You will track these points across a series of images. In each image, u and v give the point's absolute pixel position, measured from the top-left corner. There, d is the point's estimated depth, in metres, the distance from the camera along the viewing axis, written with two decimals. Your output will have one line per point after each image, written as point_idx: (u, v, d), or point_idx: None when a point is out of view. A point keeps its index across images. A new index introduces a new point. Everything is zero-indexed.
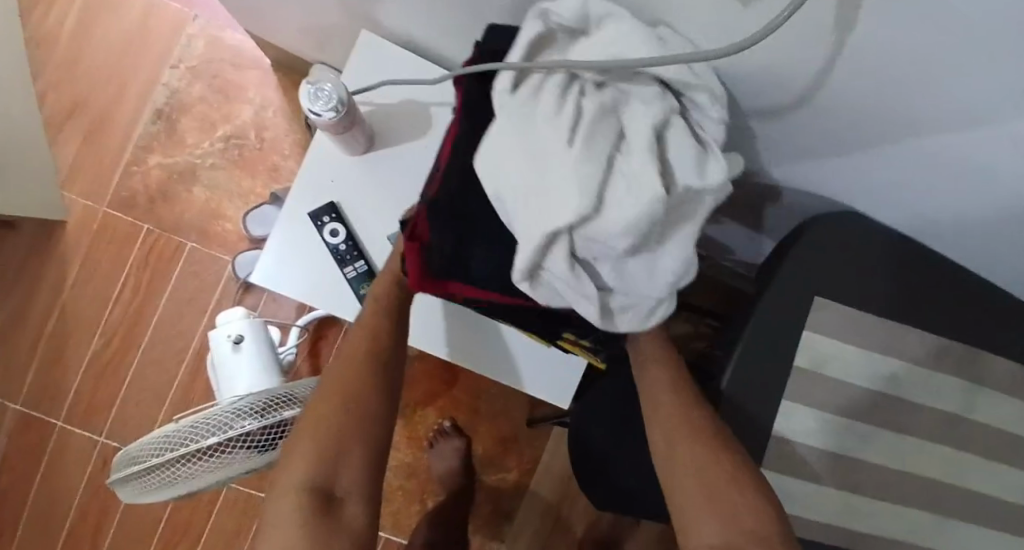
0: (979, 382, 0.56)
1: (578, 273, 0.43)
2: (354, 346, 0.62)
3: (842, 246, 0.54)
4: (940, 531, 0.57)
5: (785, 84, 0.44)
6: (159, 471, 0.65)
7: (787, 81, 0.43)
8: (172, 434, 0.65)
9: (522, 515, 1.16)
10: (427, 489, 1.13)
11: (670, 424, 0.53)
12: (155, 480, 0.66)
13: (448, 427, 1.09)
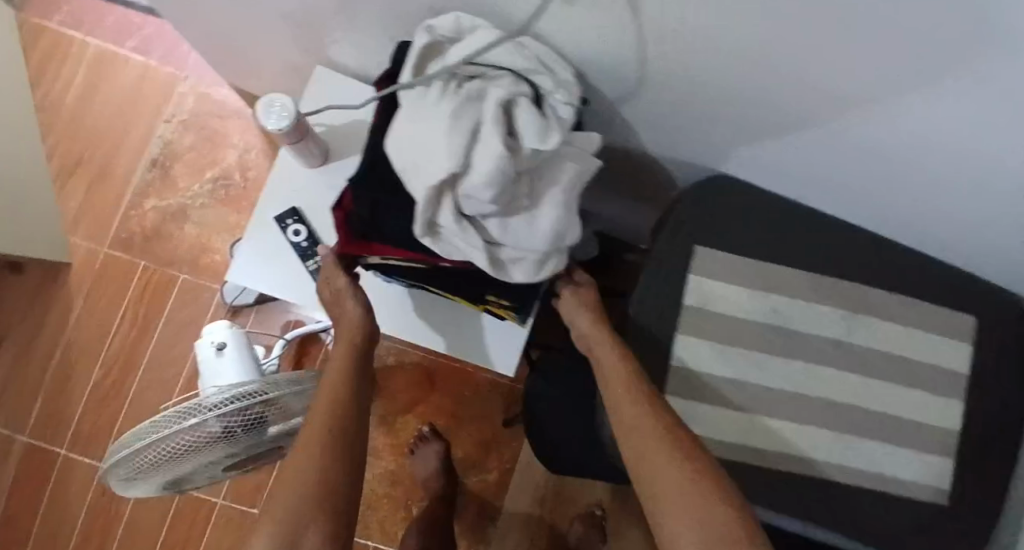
0: (855, 310, 0.64)
1: (465, 227, 0.50)
2: (334, 391, 0.62)
3: (712, 205, 0.66)
4: (842, 450, 0.63)
5: (631, 65, 0.53)
6: (145, 452, 0.72)
7: (631, 62, 0.52)
8: (160, 418, 0.71)
9: (505, 515, 1.20)
10: (411, 496, 1.18)
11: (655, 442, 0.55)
12: (142, 459, 0.73)
13: (427, 432, 1.15)
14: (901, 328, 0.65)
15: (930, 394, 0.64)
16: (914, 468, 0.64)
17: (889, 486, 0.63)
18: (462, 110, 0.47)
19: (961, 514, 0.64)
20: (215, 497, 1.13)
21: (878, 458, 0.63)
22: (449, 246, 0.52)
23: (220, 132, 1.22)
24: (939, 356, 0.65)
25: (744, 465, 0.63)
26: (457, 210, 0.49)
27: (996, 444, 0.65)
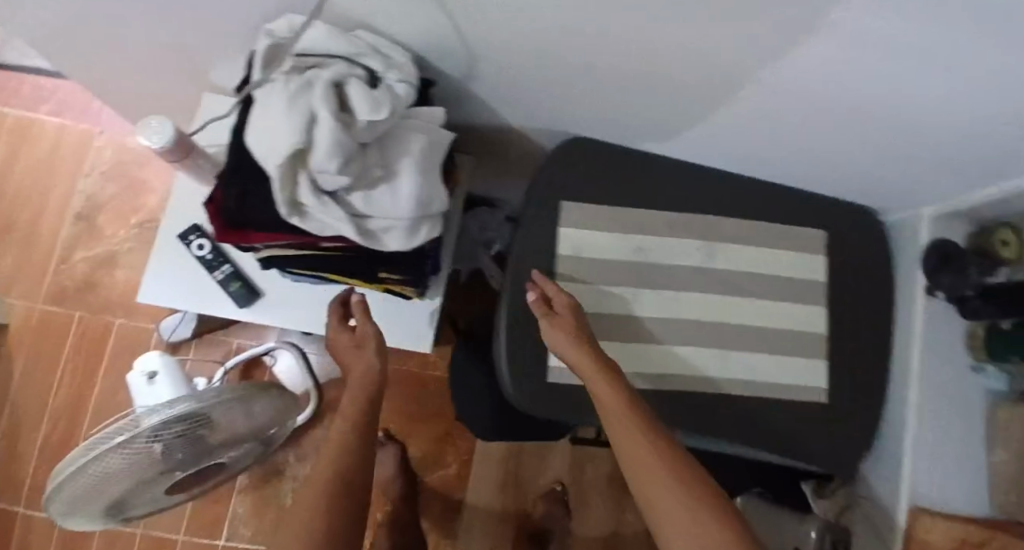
0: (712, 238, 0.72)
1: (326, 201, 0.54)
2: (337, 433, 0.60)
3: (573, 161, 0.72)
4: (716, 365, 0.70)
5: (463, 45, 0.59)
6: (82, 473, 0.74)
7: (461, 43, 0.59)
8: (94, 437, 0.72)
9: (469, 506, 1.23)
10: (375, 502, 1.20)
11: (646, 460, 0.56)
12: (82, 479, 0.75)
13: (383, 437, 1.18)
14: (755, 248, 0.72)
15: (789, 303, 0.72)
16: (783, 371, 0.71)
17: (764, 390, 0.70)
18: (299, 93, 0.51)
19: (832, 405, 0.71)
20: (177, 533, 1.16)
21: (748, 367, 0.70)
22: (318, 223, 0.57)
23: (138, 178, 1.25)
24: (794, 267, 0.72)
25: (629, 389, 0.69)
26: (314, 186, 0.53)
27: (853, 340, 0.72)
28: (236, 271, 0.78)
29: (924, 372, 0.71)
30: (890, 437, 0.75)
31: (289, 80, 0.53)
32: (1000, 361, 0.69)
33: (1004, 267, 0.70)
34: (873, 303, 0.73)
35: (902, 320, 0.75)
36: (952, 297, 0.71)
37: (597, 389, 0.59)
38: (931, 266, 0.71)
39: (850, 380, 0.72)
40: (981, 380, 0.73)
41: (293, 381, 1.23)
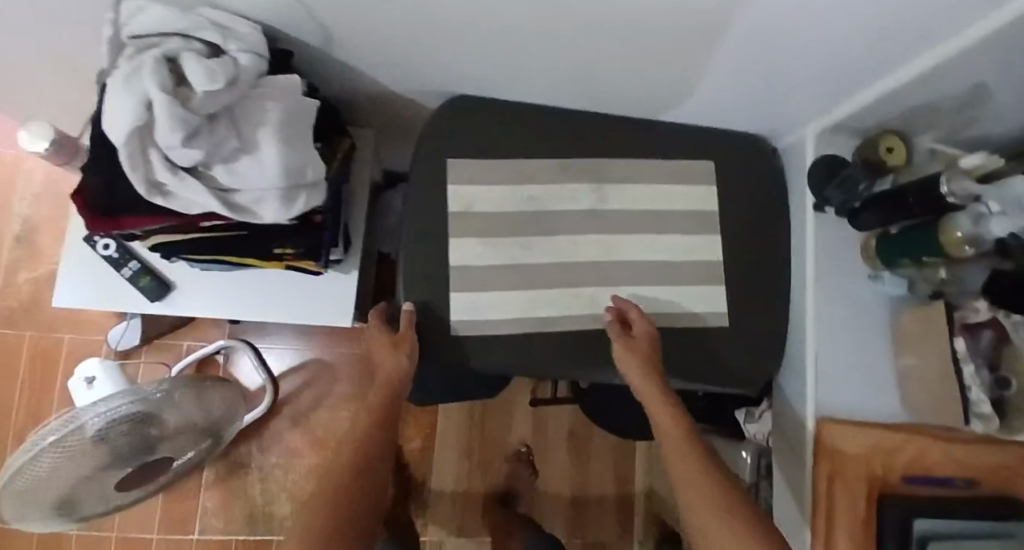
0: (602, 181, 0.75)
1: (185, 178, 0.55)
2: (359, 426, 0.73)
3: (457, 118, 0.73)
4: (613, 302, 0.74)
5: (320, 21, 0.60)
6: (24, 472, 0.79)
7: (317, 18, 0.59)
8: (32, 437, 0.78)
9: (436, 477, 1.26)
10: None
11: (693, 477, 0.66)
12: (24, 479, 0.80)
13: None
14: (647, 187, 0.75)
15: (684, 237, 0.75)
16: (681, 302, 0.74)
17: (665, 321, 0.74)
18: (133, 72, 0.52)
19: (733, 328, 0.75)
20: (150, 533, 1.19)
21: (646, 301, 0.74)
22: (184, 201, 0.58)
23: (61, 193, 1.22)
24: (688, 201, 0.76)
25: (532, 334, 0.72)
26: (169, 163, 0.55)
27: (748, 266, 0.76)
28: (145, 266, 0.79)
29: (818, 286, 0.73)
30: (794, 353, 0.76)
31: (126, 60, 0.53)
32: (893, 266, 0.70)
33: (891, 174, 0.71)
34: (758, 227, 0.77)
35: (796, 239, 0.78)
36: (843, 209, 0.72)
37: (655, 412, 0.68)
38: (820, 182, 0.72)
39: (743, 301, 0.76)
40: (877, 289, 0.74)
41: (250, 377, 1.24)
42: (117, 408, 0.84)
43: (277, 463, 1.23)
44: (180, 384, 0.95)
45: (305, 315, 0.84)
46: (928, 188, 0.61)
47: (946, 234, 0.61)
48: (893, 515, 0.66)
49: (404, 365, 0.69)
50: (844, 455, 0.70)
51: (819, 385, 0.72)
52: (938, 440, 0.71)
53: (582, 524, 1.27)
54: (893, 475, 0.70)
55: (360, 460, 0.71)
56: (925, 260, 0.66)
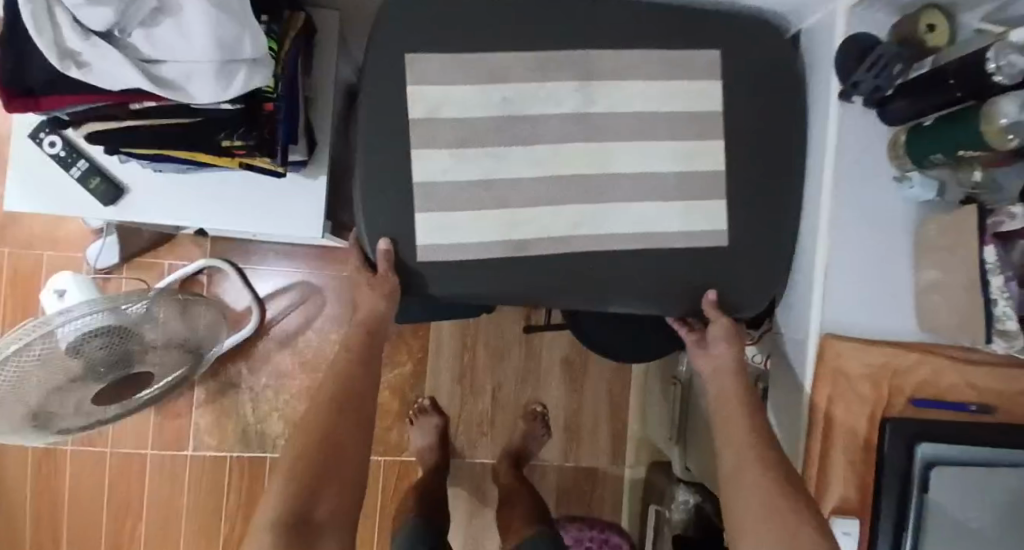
0: (588, 77, 0.65)
1: (98, 43, 0.48)
2: (344, 362, 0.68)
3: (421, 5, 0.63)
4: (603, 205, 0.66)
5: None
6: None
7: None
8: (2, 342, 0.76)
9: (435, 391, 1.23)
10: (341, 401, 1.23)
11: (747, 464, 0.63)
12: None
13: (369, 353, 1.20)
14: (648, 78, 0.67)
15: (683, 136, 0.68)
16: (675, 211, 0.68)
17: (661, 231, 0.68)
18: None
19: (733, 238, 0.69)
20: (143, 449, 1.19)
21: (639, 208, 0.67)
22: (107, 76, 0.51)
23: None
24: (690, 95, 0.67)
25: (504, 259, 0.66)
26: (78, 26, 0.48)
27: (751, 171, 0.69)
28: (95, 166, 0.73)
29: (835, 191, 0.65)
30: (806, 266, 0.69)
31: None
32: (922, 166, 0.61)
33: (931, 55, 0.62)
34: (767, 126, 0.69)
35: (816, 136, 0.69)
36: (872, 100, 0.64)
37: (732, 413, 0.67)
38: (848, 68, 0.63)
39: (745, 209, 0.69)
40: (900, 194, 0.66)
41: (236, 299, 1.20)
42: (90, 317, 0.81)
43: (268, 384, 1.21)
44: (161, 299, 0.93)
45: (269, 223, 0.79)
46: (969, 71, 0.53)
47: (987, 123, 0.52)
48: (896, 438, 0.61)
49: (382, 308, 0.65)
50: (852, 375, 0.63)
51: (828, 303, 0.65)
52: (955, 362, 0.64)
53: (576, 447, 1.26)
54: (900, 398, 0.64)
55: (342, 398, 0.65)
56: (959, 155, 0.57)
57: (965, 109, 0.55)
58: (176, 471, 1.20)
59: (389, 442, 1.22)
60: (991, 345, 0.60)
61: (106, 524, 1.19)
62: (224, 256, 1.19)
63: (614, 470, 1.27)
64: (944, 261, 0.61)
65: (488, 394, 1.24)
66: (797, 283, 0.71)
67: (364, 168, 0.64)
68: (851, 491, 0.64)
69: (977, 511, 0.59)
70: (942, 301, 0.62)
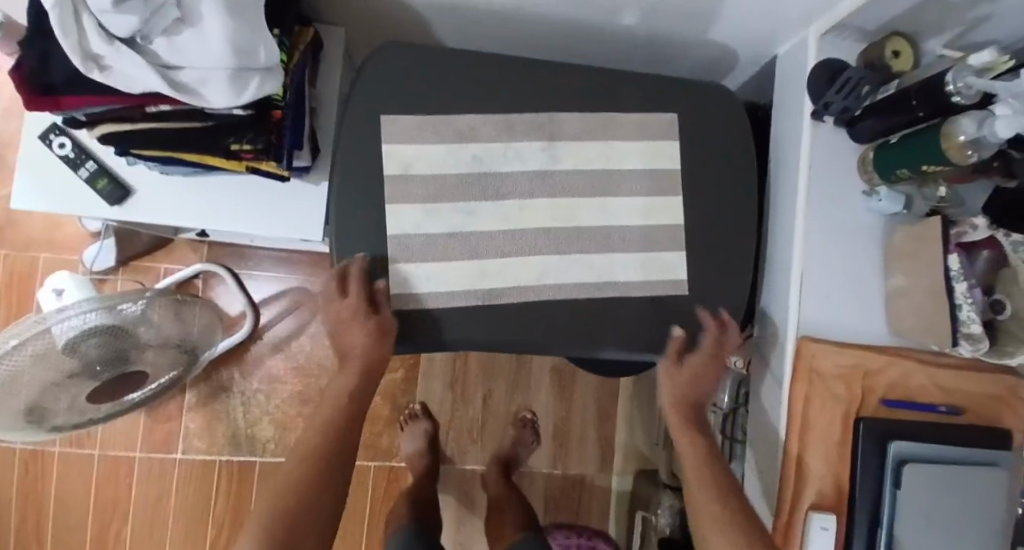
0: (553, 138, 0.70)
1: (121, 49, 0.51)
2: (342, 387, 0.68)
3: (394, 69, 0.67)
4: (590, 212, 0.71)
5: None
6: None
7: None
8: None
9: (426, 390, 1.25)
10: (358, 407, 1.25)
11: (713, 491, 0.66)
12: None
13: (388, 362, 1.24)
14: (634, 97, 0.72)
15: (666, 149, 0.72)
16: (658, 219, 0.72)
17: (648, 237, 0.72)
18: None
19: (714, 245, 0.73)
20: (132, 452, 1.19)
21: (624, 215, 0.71)
22: (126, 77, 0.53)
23: (5, 99, 1.10)
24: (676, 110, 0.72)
25: (475, 308, 0.68)
26: (104, 32, 0.50)
27: (729, 182, 0.74)
28: (102, 167, 0.75)
29: (810, 203, 0.69)
30: (781, 275, 0.73)
31: None
32: (890, 180, 0.66)
33: (897, 78, 0.67)
34: (743, 142, 0.74)
35: (793, 151, 0.73)
36: (843, 119, 0.68)
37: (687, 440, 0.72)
38: (820, 88, 0.67)
39: (721, 220, 0.73)
40: (869, 205, 0.70)
41: (230, 303, 1.22)
42: (87, 314, 0.83)
43: (259, 388, 1.23)
44: (157, 302, 0.95)
45: (268, 226, 0.81)
46: (934, 89, 0.58)
47: (947, 139, 0.56)
48: (869, 436, 0.65)
49: (380, 347, 0.65)
50: (825, 375, 0.67)
51: (804, 307, 0.69)
52: (924, 364, 0.68)
53: (563, 456, 1.28)
54: (873, 398, 0.67)
55: (322, 462, 0.63)
56: (923, 170, 0.61)
57: (929, 126, 0.59)
58: (164, 474, 1.20)
59: (380, 447, 1.23)
60: (958, 348, 0.64)
61: (91, 527, 1.19)
62: (221, 261, 1.21)
63: (602, 478, 1.29)
64: (910, 267, 0.65)
65: (479, 400, 1.26)
66: (773, 288, 0.75)
67: (354, 218, 0.66)
68: (827, 486, 0.67)
69: (948, 506, 0.62)
70: (906, 306, 0.66)
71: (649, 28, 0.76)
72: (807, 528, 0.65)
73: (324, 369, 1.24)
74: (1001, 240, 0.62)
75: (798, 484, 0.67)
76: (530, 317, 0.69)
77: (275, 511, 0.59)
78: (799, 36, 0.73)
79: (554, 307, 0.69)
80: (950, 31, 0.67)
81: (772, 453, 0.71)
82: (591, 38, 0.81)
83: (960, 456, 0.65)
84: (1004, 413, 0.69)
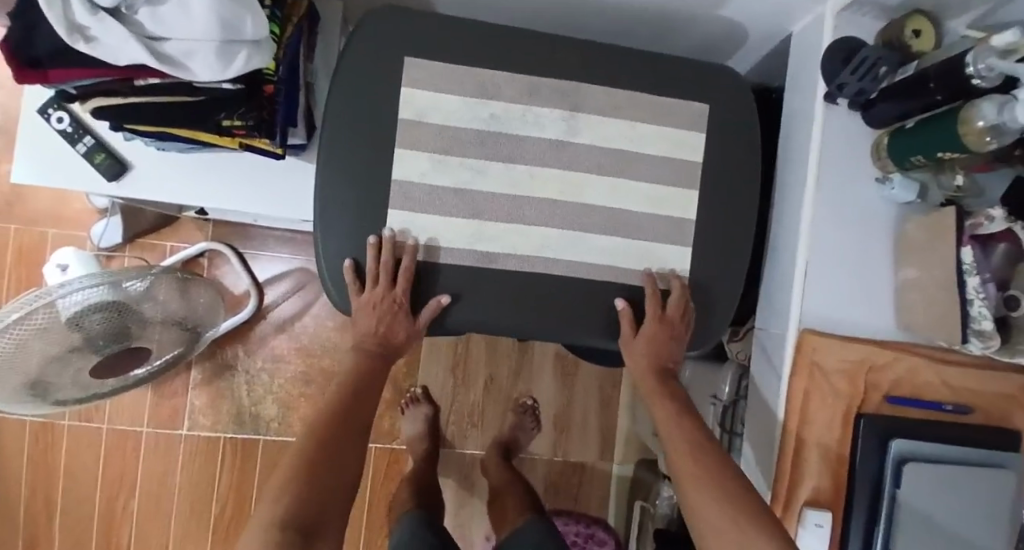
0: (574, 107, 0.68)
1: (103, 18, 0.50)
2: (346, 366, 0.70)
3: (407, 25, 0.65)
4: (590, 187, 0.68)
5: None
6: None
7: None
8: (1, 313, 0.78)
9: (429, 371, 1.24)
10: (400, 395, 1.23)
11: (702, 492, 0.62)
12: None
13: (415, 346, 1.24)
14: (640, 75, 0.69)
15: (668, 129, 0.69)
16: (659, 200, 0.69)
17: (648, 221, 0.69)
18: None
19: (717, 231, 0.71)
20: (139, 427, 1.21)
21: (622, 190, 0.69)
22: (112, 51, 0.52)
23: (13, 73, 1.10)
24: (681, 91, 0.70)
25: (470, 268, 0.66)
26: (88, 2, 0.50)
27: (734, 169, 0.71)
28: (100, 142, 0.74)
29: (818, 186, 0.66)
30: (784, 260, 0.70)
31: None
32: (903, 166, 0.63)
33: (915, 59, 0.63)
34: (751, 126, 0.71)
35: (802, 134, 0.70)
36: (856, 102, 0.65)
37: (672, 437, 0.68)
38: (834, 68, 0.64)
39: (724, 205, 0.71)
40: (880, 194, 0.67)
41: (235, 282, 1.22)
42: (90, 291, 0.83)
43: (264, 368, 1.23)
44: (161, 280, 0.94)
45: (264, 205, 0.80)
46: (950, 72, 0.55)
47: (967, 125, 0.53)
48: (869, 433, 0.63)
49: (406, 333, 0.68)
50: (826, 371, 0.64)
51: (808, 292, 0.66)
52: (931, 359, 0.66)
53: (566, 442, 1.27)
54: (875, 394, 0.65)
55: (339, 441, 0.63)
56: (938, 158, 0.59)
57: (944, 110, 0.56)
58: (170, 448, 1.22)
59: (381, 430, 1.23)
60: (967, 345, 0.61)
61: (100, 499, 1.21)
62: (226, 240, 1.21)
63: (603, 464, 1.29)
64: (923, 260, 0.62)
65: (481, 383, 1.26)
66: (774, 272, 0.73)
67: (371, 195, 0.65)
68: (823, 482, 0.65)
69: (952, 508, 0.60)
70: (917, 299, 0.64)
71: (653, 5, 0.74)
72: (801, 524, 0.64)
73: (328, 349, 1.25)
74: (1017, 232, 0.58)
75: (794, 479, 0.65)
76: (521, 300, 0.67)
77: (293, 491, 0.57)
78: (814, 13, 0.70)
79: (551, 288, 0.67)
80: (976, 8, 0.63)
81: (766, 449, 0.69)
82: (595, 13, 0.78)
83: (966, 456, 0.63)
84: (1013, 411, 0.67)
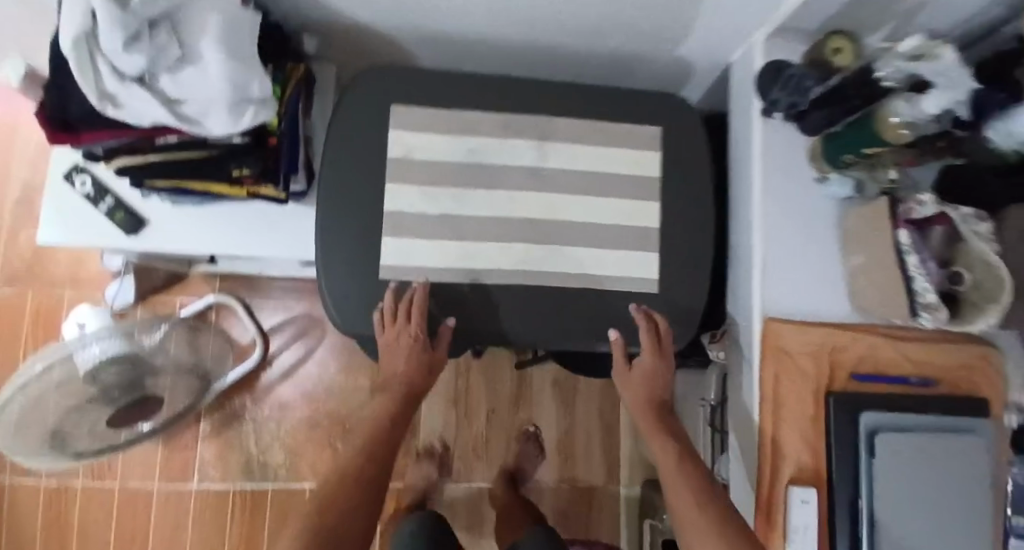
0: (545, 137, 0.76)
1: (130, 85, 0.58)
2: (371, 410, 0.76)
3: (393, 78, 0.74)
4: (566, 207, 0.75)
5: None
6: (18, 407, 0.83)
7: None
8: (25, 370, 0.83)
9: (435, 409, 1.28)
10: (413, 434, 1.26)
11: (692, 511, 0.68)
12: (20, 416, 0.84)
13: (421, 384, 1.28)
14: (601, 105, 0.78)
15: (630, 150, 0.77)
16: (628, 213, 0.77)
17: (619, 233, 0.76)
18: None
19: (684, 237, 0.78)
20: (150, 482, 1.23)
21: (593, 207, 0.76)
22: (138, 112, 0.60)
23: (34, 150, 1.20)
24: (639, 116, 0.78)
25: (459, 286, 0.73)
26: (116, 73, 0.57)
27: (693, 181, 0.79)
28: (119, 202, 0.83)
29: (767, 190, 0.74)
30: (746, 260, 0.77)
31: None
32: (838, 166, 0.70)
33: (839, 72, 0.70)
34: (704, 142, 0.79)
35: (749, 146, 0.78)
36: (790, 114, 0.73)
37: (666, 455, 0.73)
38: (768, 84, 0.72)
39: (687, 214, 0.78)
40: (823, 193, 0.74)
41: (241, 334, 1.28)
42: (108, 344, 0.89)
43: (271, 415, 1.27)
44: (173, 332, 1.02)
45: (269, 248, 0.87)
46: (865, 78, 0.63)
47: (884, 123, 0.61)
48: (840, 410, 0.67)
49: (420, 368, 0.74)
50: (794, 355, 0.69)
51: (770, 285, 0.72)
52: (891, 338, 0.71)
53: (571, 469, 1.29)
54: (842, 374, 0.70)
55: (356, 479, 0.69)
56: (867, 153, 0.66)
57: (866, 112, 0.64)
58: (181, 503, 1.24)
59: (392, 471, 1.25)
60: (920, 319, 0.65)
61: None
62: (232, 293, 1.28)
63: (609, 489, 1.30)
64: (867, 246, 0.69)
65: (483, 415, 1.29)
66: (739, 272, 0.79)
67: (366, 228, 0.72)
68: (805, 462, 0.68)
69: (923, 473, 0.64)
70: (867, 282, 0.70)
71: (608, 46, 0.83)
72: (788, 502, 0.66)
73: (333, 393, 1.29)
74: (950, 216, 0.64)
75: (776, 461, 0.68)
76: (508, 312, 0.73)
77: (310, 531, 0.64)
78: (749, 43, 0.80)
79: (536, 299, 0.74)
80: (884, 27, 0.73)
81: (750, 437, 0.73)
82: (559, 56, 0.88)
83: (932, 424, 0.67)
84: (976, 382, 0.72)
